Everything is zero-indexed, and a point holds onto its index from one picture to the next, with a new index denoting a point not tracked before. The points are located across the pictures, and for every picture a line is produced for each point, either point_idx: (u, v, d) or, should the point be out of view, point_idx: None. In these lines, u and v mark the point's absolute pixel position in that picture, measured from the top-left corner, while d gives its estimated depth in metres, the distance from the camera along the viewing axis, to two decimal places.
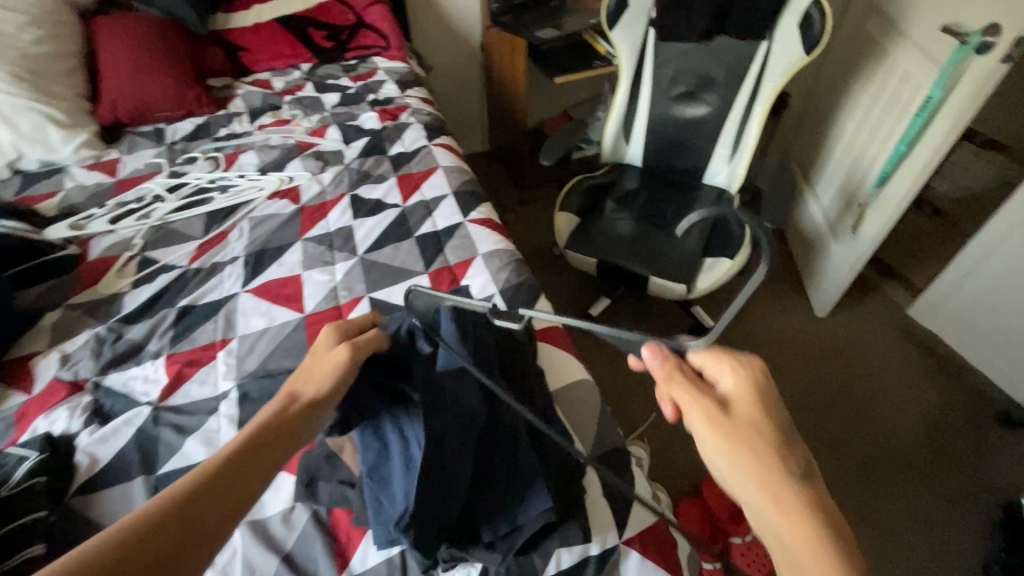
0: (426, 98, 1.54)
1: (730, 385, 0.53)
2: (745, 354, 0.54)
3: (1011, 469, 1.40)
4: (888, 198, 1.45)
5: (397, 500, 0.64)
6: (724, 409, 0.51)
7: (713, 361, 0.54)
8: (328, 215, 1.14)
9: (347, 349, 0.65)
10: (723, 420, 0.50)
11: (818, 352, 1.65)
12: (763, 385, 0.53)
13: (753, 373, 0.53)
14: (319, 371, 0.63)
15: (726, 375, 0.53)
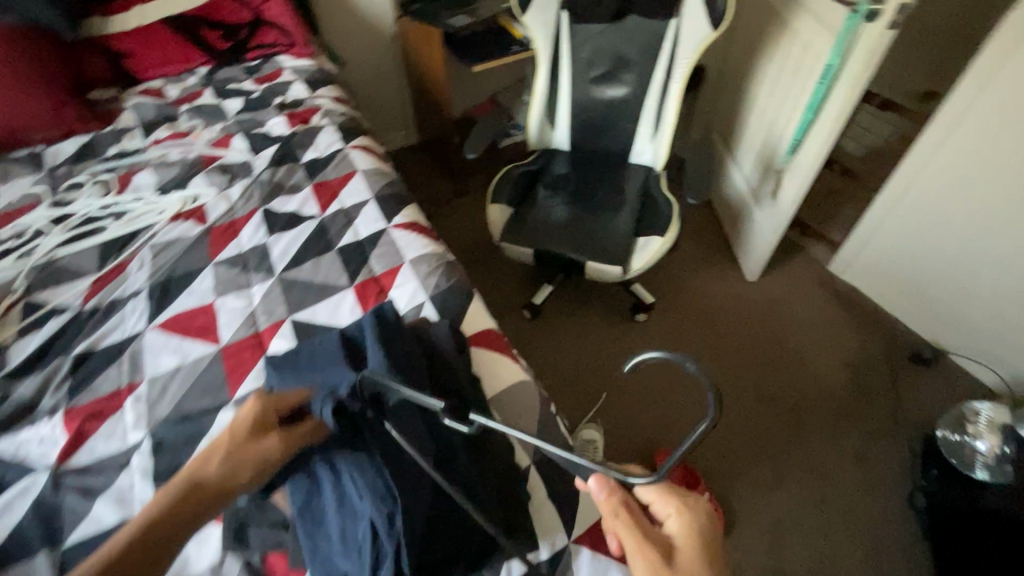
0: (339, 96, 1.46)
1: (673, 527, 0.61)
2: (690, 500, 0.63)
3: (926, 401, 1.51)
4: (801, 163, 1.52)
5: (335, 545, 0.62)
6: (667, 554, 0.59)
7: (660, 502, 0.63)
8: (240, 234, 1.06)
9: (278, 442, 0.59)
10: (664, 565, 0.57)
11: (750, 314, 1.73)
12: (706, 538, 0.60)
13: (697, 519, 0.61)
14: (244, 459, 0.56)
15: (671, 518, 0.62)
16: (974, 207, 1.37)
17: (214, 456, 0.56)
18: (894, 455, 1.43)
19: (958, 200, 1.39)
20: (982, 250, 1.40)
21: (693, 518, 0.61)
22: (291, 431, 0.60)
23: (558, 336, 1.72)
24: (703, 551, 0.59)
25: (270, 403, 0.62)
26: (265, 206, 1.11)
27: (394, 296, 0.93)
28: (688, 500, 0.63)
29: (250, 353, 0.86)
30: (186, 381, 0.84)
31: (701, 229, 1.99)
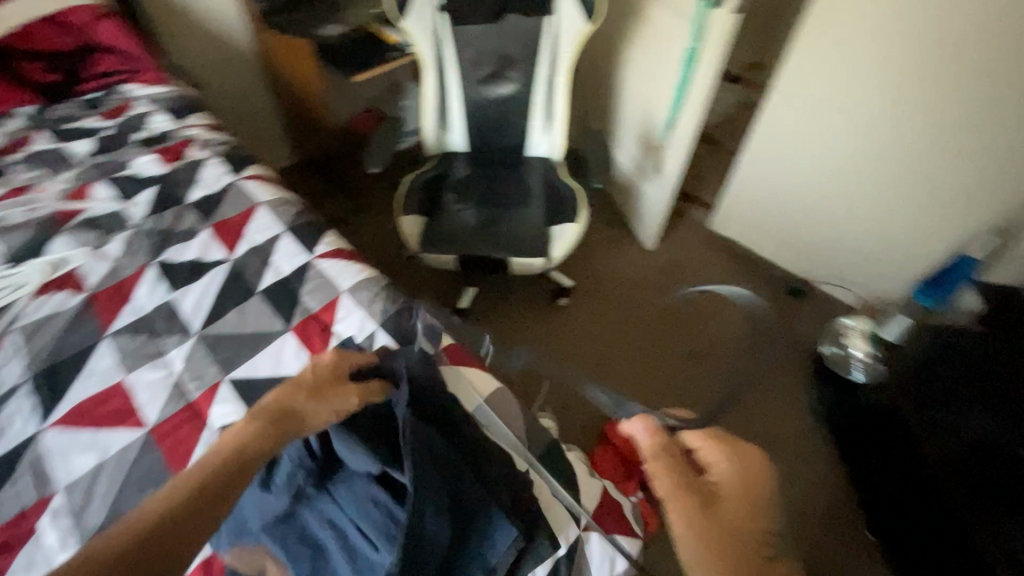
0: (213, 123, 1.31)
1: (718, 471, 0.70)
2: (743, 452, 0.70)
3: (810, 325, 1.76)
4: (678, 138, 1.67)
5: None
6: (706, 491, 0.68)
7: (710, 449, 0.71)
8: (134, 296, 0.93)
9: (353, 397, 0.70)
10: (694, 497, 0.67)
11: (656, 280, 1.89)
12: (750, 485, 0.67)
13: (743, 465, 0.69)
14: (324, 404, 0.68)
15: (718, 463, 0.70)
16: (818, 159, 1.62)
17: (301, 392, 0.70)
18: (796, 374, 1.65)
19: (806, 154, 1.63)
20: (830, 193, 1.66)
21: (747, 469, 0.69)
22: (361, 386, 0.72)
23: (490, 336, 1.73)
24: (746, 497, 0.66)
25: (343, 362, 0.75)
26: (157, 259, 0.98)
27: (341, 330, 0.88)
28: (753, 466, 0.69)
29: (189, 428, 0.78)
30: (115, 477, 0.73)
31: (599, 209, 2.12)
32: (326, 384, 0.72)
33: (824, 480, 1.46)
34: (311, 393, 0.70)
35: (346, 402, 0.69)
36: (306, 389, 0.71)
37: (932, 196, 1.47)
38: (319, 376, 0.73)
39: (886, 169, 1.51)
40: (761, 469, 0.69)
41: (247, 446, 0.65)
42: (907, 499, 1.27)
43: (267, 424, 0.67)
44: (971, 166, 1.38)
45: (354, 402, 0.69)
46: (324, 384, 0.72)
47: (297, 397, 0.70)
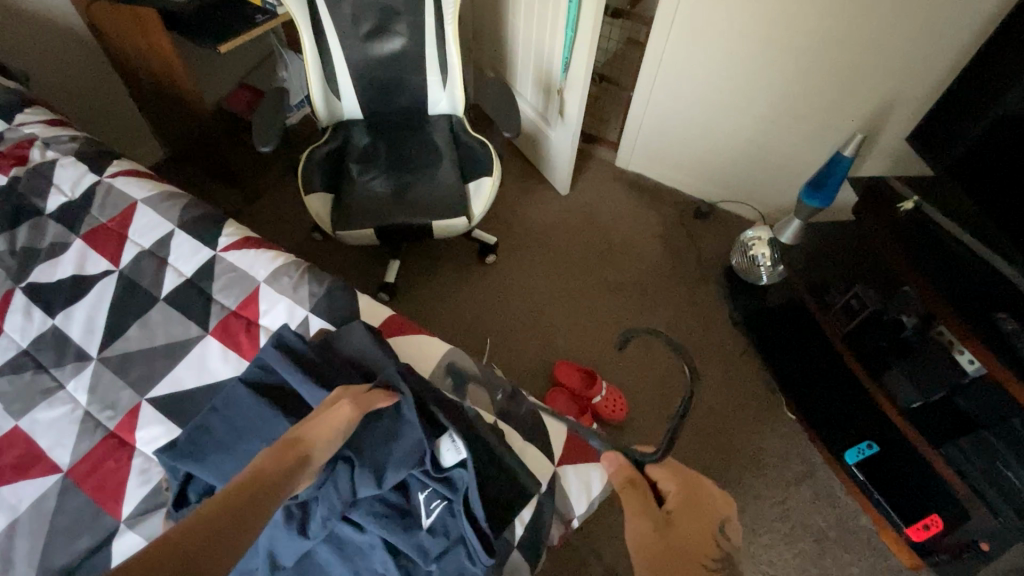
0: (53, 117, 1.12)
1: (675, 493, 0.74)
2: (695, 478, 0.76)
3: (719, 241, 1.89)
4: (575, 79, 1.67)
5: None
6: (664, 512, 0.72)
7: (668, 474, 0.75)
8: (5, 331, 0.80)
9: (353, 406, 0.65)
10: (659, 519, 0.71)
11: (576, 222, 1.93)
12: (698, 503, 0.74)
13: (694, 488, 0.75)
14: (322, 417, 0.63)
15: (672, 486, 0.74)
16: (706, 82, 1.69)
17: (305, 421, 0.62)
18: (711, 289, 1.78)
19: (695, 79, 1.70)
20: (722, 115, 1.74)
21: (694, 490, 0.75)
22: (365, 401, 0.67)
23: (422, 306, 1.70)
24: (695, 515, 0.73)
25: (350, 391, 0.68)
26: (23, 284, 0.85)
27: (268, 323, 0.82)
28: (699, 492, 0.74)
29: (114, 462, 0.70)
30: (37, 533, 0.65)
31: (510, 162, 2.10)
32: (324, 406, 0.65)
33: (747, 377, 1.61)
34: (318, 417, 0.63)
35: (343, 412, 0.64)
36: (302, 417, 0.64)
37: (808, 108, 1.58)
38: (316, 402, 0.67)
39: (767, 85, 1.59)
40: (706, 492, 0.75)
41: (266, 466, 0.56)
42: (823, 379, 1.50)
43: (278, 451, 0.58)
44: (835, 77, 1.48)
45: (352, 411, 0.64)
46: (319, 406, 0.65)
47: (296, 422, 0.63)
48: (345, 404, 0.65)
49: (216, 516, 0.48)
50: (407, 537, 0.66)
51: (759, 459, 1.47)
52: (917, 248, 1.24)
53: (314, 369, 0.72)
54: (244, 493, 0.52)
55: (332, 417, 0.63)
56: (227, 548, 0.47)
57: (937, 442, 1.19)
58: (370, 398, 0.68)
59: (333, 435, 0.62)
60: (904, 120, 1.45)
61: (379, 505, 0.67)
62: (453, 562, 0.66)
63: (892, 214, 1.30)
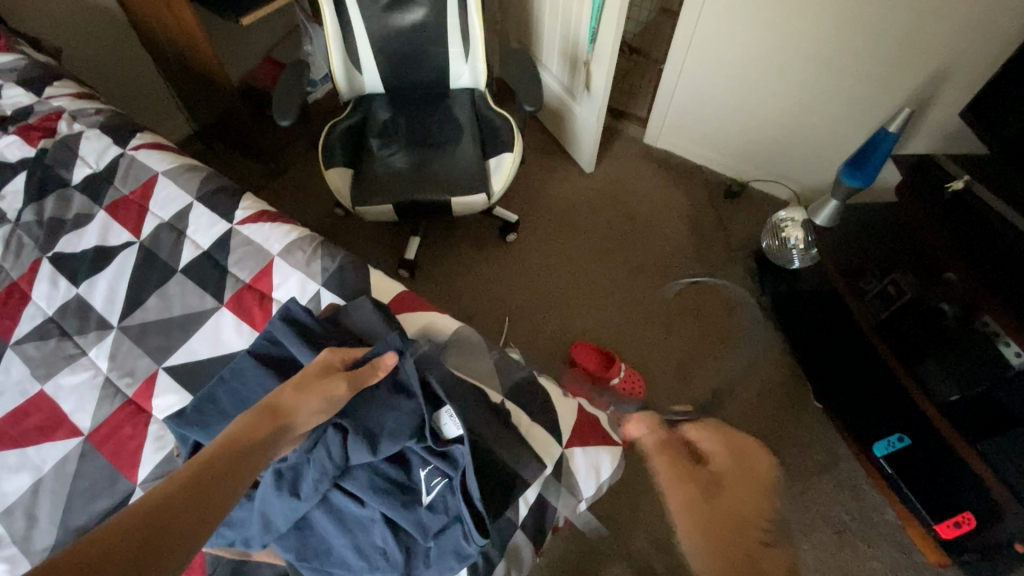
0: (80, 90, 1.14)
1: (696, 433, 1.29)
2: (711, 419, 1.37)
3: (749, 222, 1.82)
4: (602, 51, 1.61)
5: (355, 561, 0.66)
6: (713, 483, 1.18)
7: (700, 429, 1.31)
8: (33, 298, 0.83)
9: (345, 382, 0.65)
10: None
11: (599, 200, 1.88)
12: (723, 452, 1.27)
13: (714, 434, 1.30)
14: (314, 390, 0.64)
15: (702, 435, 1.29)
16: (741, 53, 1.60)
17: (291, 387, 0.64)
18: (738, 272, 1.71)
19: (730, 50, 1.61)
20: (757, 89, 1.66)
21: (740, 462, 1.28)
22: (354, 375, 0.67)
23: (442, 284, 1.69)
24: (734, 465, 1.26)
25: (339, 357, 0.69)
26: (49, 253, 0.88)
27: (281, 296, 0.82)
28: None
29: (131, 428, 0.72)
30: (59, 492, 0.68)
31: (534, 139, 2.06)
32: (314, 376, 0.66)
33: (773, 365, 1.55)
34: (305, 386, 0.64)
35: (336, 388, 0.64)
36: (290, 385, 0.64)
37: (852, 80, 1.47)
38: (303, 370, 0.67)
39: (808, 55, 1.50)
40: (758, 460, 1.32)
41: (243, 432, 0.58)
42: (856, 372, 1.43)
43: (260, 417, 0.60)
44: (883, 47, 1.37)
45: (346, 388, 0.65)
46: (309, 376, 0.65)
47: (282, 391, 0.63)
48: (339, 380, 0.65)
49: (194, 481, 0.52)
50: (406, 511, 0.66)
51: (781, 448, 1.43)
52: (963, 231, 1.16)
53: (320, 343, 0.72)
54: (224, 457, 0.55)
55: (326, 391, 0.64)
56: (202, 514, 0.50)
57: (973, 439, 1.13)
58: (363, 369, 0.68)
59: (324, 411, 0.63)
60: (958, 93, 1.34)
61: (377, 478, 0.67)
62: (451, 540, 0.67)
63: (939, 193, 1.23)
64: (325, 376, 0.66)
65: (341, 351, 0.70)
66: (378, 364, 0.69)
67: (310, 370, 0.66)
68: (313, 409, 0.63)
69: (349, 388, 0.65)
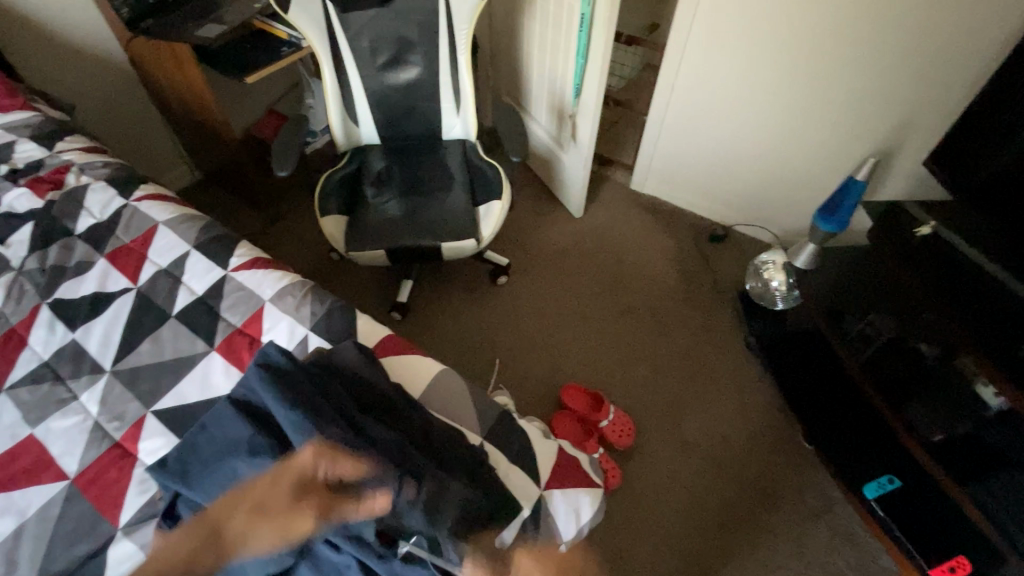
0: (89, 145, 1.21)
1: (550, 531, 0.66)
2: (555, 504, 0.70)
3: (734, 264, 1.87)
4: (586, 105, 1.70)
5: None
6: None
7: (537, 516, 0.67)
8: (30, 342, 0.86)
9: (315, 518, 0.63)
10: None
11: (588, 243, 1.94)
12: None
13: None
14: (273, 523, 0.63)
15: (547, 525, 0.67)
16: (718, 106, 1.70)
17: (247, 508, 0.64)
18: (724, 313, 1.75)
19: (708, 103, 1.71)
20: (734, 139, 1.75)
21: None
22: (323, 506, 0.63)
23: (433, 325, 1.73)
24: None
25: (311, 473, 0.64)
26: (49, 299, 0.91)
27: (270, 339, 0.85)
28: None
29: (116, 471, 0.73)
30: (40, 537, 0.68)
31: (525, 185, 2.14)
32: (282, 501, 0.63)
33: (760, 406, 1.56)
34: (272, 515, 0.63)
35: (297, 527, 0.63)
36: (255, 499, 0.64)
37: (822, 131, 1.56)
38: (279, 481, 0.64)
39: (781, 108, 1.59)
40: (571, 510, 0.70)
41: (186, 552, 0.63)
42: (843, 412, 1.44)
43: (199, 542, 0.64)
44: (849, 101, 1.47)
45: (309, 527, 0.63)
46: (278, 500, 0.63)
47: (235, 514, 0.64)
48: (306, 517, 0.62)
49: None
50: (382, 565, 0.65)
51: (773, 491, 1.42)
52: (934, 274, 1.20)
53: (302, 401, 0.69)
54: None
55: (284, 528, 0.63)
56: None
57: (960, 480, 1.12)
58: (342, 505, 0.63)
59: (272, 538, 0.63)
60: (920, 142, 1.42)
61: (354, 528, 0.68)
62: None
63: (908, 237, 1.28)
64: (296, 504, 0.63)
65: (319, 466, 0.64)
66: (362, 504, 0.63)
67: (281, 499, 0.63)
68: (263, 541, 0.63)
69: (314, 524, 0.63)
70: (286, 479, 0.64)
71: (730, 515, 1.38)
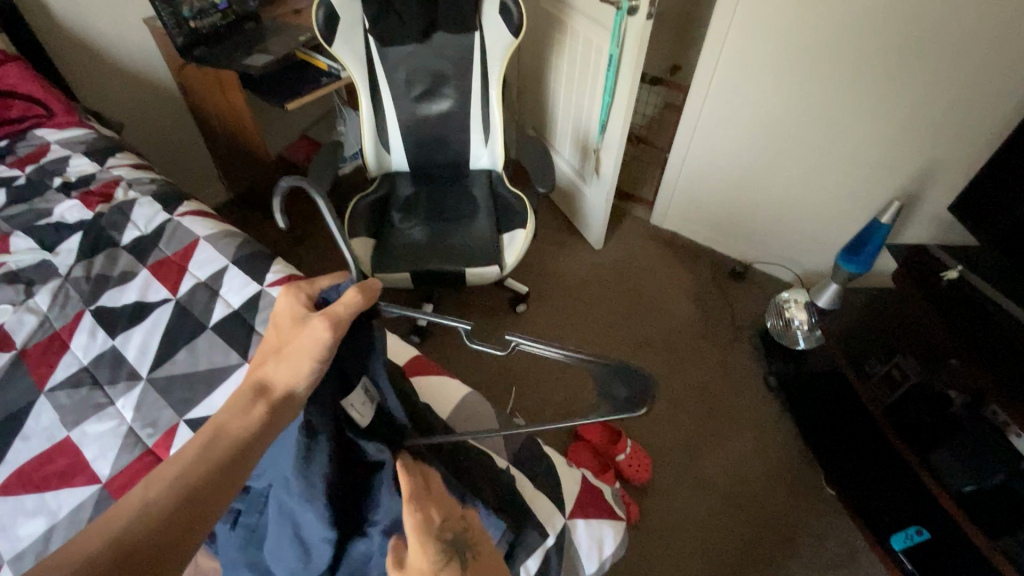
0: (138, 161, 1.27)
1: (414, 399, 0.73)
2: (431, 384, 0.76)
3: (754, 301, 1.87)
4: (611, 140, 1.74)
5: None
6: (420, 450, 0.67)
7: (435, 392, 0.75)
8: (71, 347, 0.89)
9: (325, 327, 0.58)
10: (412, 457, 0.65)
11: (607, 275, 1.96)
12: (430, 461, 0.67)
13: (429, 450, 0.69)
14: (297, 352, 0.58)
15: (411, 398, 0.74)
16: (743, 142, 1.72)
17: (268, 355, 0.60)
18: (745, 352, 1.73)
19: (732, 142, 1.74)
20: (757, 177, 1.77)
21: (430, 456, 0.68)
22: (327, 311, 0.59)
23: (453, 349, 1.74)
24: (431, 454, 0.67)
25: (304, 299, 0.63)
26: (92, 307, 0.94)
27: None
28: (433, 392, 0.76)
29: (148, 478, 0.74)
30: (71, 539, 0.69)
31: (547, 217, 2.17)
32: (288, 335, 0.60)
33: (781, 448, 1.53)
34: (289, 342, 0.59)
35: (318, 337, 0.57)
36: (267, 347, 0.61)
37: (846, 173, 1.58)
38: (276, 327, 0.62)
39: (805, 148, 1.61)
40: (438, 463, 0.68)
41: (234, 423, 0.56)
42: (869, 455, 1.41)
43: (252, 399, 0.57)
44: (873, 146, 1.49)
45: (326, 331, 0.57)
46: (283, 340, 0.60)
47: (262, 364, 0.60)
48: (317, 329, 0.57)
49: (183, 490, 0.51)
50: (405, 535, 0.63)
51: (795, 536, 1.37)
52: (966, 318, 1.18)
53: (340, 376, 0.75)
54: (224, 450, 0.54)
55: (305, 349, 0.58)
56: (207, 504, 0.52)
57: (992, 534, 1.09)
58: (344, 300, 0.60)
59: (308, 365, 0.58)
60: (946, 188, 1.44)
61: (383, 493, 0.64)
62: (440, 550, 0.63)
63: (935, 280, 1.27)
64: (302, 324, 0.60)
65: (301, 288, 0.64)
66: (359, 289, 0.61)
67: (285, 332, 0.61)
68: (300, 369, 0.58)
69: (332, 334, 0.58)
70: (284, 320, 0.62)
71: (749, 558, 1.34)
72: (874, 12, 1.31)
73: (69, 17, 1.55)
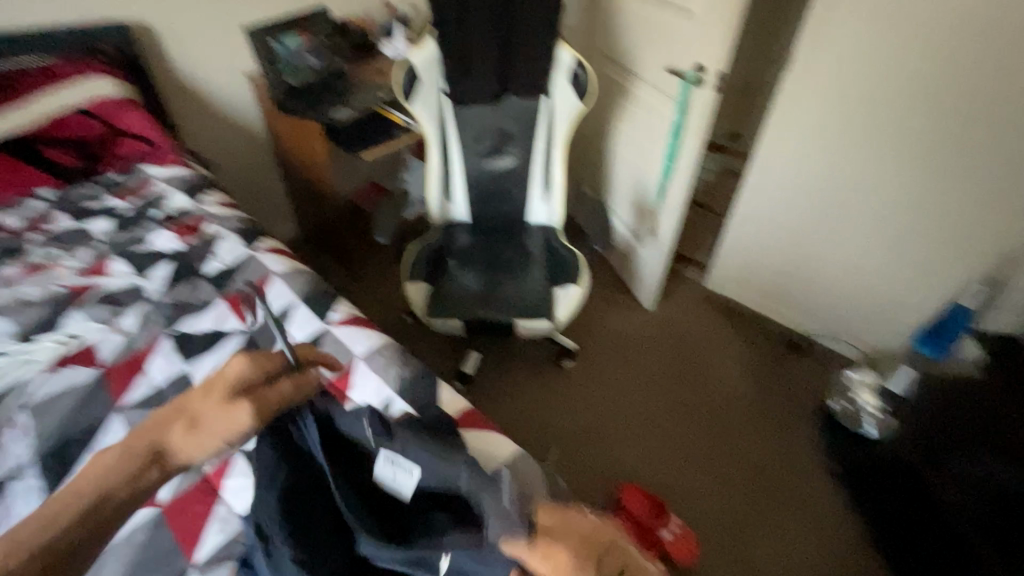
0: (226, 200, 1.37)
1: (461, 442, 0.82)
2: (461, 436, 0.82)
3: (812, 376, 1.77)
4: (670, 204, 1.74)
5: None
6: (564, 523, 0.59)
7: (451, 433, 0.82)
8: (147, 368, 0.95)
9: (250, 414, 0.65)
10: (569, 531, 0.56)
11: (655, 334, 1.92)
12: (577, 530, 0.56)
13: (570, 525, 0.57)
14: (213, 430, 0.63)
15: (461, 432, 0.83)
16: (806, 212, 1.69)
17: (180, 424, 0.64)
18: (803, 431, 1.62)
19: (795, 212, 1.71)
20: (820, 248, 1.72)
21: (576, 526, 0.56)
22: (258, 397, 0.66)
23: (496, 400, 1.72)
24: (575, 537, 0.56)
25: (244, 370, 0.69)
26: (171, 332, 1.01)
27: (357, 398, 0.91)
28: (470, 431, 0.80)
29: (201, 505, 0.79)
30: (127, 557, 0.74)
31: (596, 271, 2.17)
32: (214, 408, 0.65)
33: (843, 539, 1.41)
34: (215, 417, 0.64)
35: (241, 423, 0.64)
36: (188, 412, 0.65)
37: (918, 250, 1.52)
38: (209, 391, 0.67)
39: (874, 222, 1.56)
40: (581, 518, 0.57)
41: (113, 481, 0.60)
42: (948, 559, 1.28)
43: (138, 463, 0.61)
44: (949, 225, 1.44)
45: (249, 419, 0.64)
46: (206, 411, 0.65)
47: (170, 429, 0.63)
48: (243, 415, 0.64)
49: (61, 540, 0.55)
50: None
51: None
52: None
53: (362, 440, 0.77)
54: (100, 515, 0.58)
55: (225, 429, 0.63)
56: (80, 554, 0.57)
57: None
58: (278, 393, 0.69)
59: (215, 445, 0.63)
60: None
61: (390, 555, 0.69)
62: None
63: None
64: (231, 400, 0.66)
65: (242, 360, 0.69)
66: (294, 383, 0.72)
67: (211, 405, 0.65)
68: (208, 444, 0.63)
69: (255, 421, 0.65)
70: (218, 385, 0.67)
71: None
72: (951, 94, 1.31)
73: (185, 69, 1.75)
